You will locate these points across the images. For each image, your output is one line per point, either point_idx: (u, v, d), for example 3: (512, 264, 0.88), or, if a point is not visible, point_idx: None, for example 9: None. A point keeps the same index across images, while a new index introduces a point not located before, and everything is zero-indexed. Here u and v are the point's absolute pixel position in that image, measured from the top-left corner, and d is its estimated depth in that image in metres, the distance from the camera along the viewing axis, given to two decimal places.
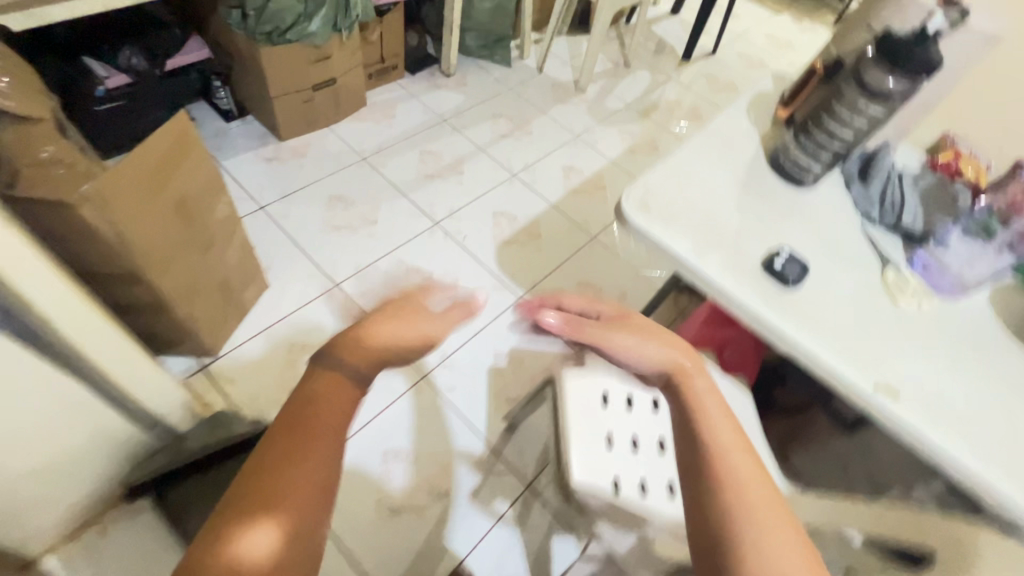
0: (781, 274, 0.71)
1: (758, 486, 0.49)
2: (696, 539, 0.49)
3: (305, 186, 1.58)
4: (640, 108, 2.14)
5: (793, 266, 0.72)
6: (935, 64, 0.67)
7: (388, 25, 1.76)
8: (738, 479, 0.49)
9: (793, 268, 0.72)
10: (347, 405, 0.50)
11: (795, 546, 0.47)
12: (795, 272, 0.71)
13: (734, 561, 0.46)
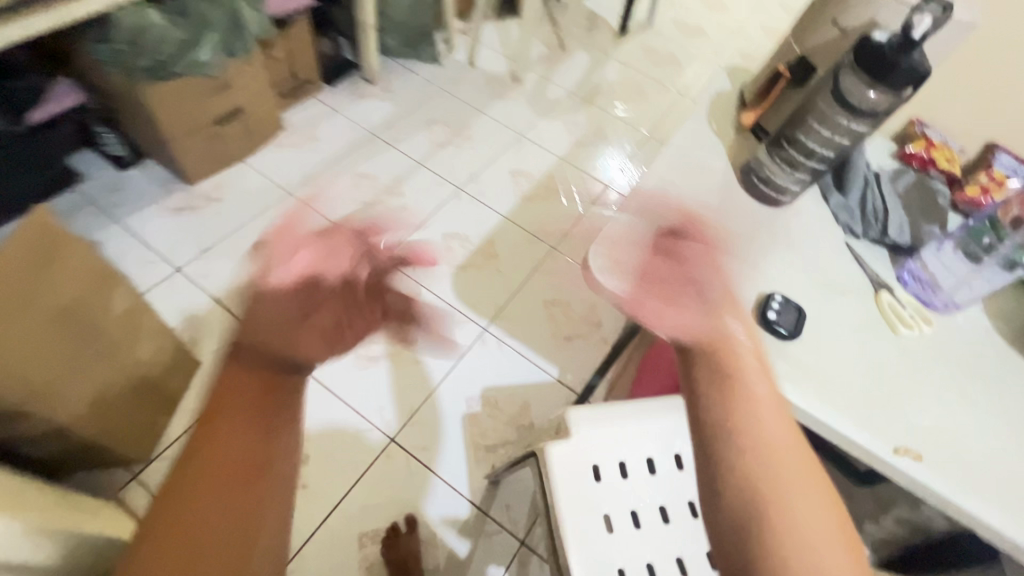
0: (777, 323, 0.63)
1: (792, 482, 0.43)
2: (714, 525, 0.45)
3: (227, 235, 1.40)
4: (583, 95, 2.02)
5: (789, 314, 0.64)
6: (922, 74, 0.59)
7: (295, 36, 1.57)
8: (773, 445, 0.44)
9: (789, 317, 0.64)
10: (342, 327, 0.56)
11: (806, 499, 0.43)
12: (791, 321, 0.64)
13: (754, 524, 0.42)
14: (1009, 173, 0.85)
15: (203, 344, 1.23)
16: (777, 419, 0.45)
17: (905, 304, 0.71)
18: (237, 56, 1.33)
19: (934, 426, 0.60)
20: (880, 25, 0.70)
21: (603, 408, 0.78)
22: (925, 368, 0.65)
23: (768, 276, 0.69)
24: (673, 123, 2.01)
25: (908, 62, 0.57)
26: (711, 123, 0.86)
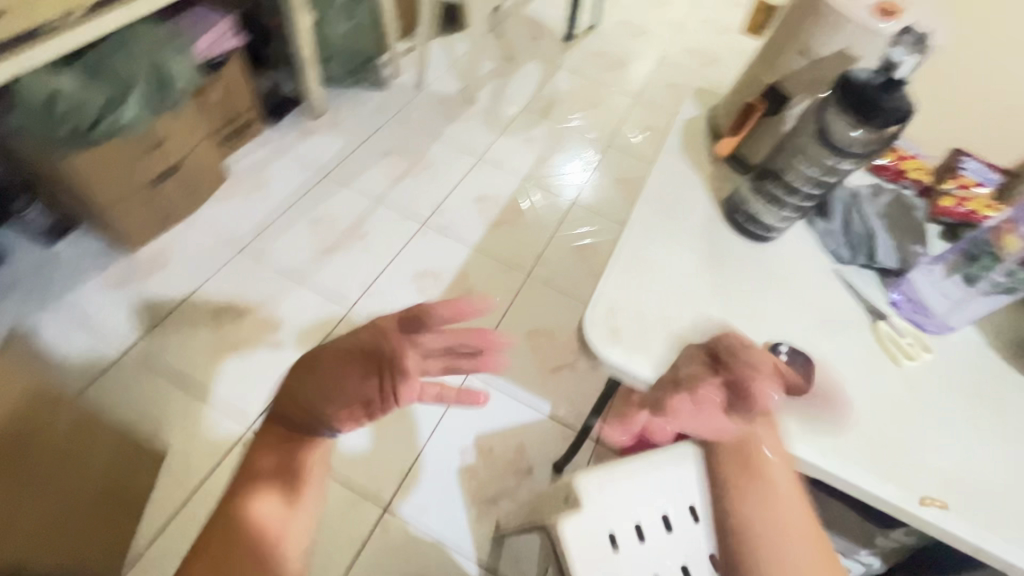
0: (786, 379, 0.61)
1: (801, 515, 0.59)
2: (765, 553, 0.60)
3: (179, 303, 1.29)
4: (539, 108, 1.97)
5: (797, 366, 0.62)
6: (908, 111, 0.57)
7: (231, 78, 1.46)
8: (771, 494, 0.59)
9: (796, 369, 0.62)
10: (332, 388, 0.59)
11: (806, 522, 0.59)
12: (798, 374, 0.62)
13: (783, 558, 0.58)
14: (979, 179, 0.85)
15: (166, 430, 1.13)
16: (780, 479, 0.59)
17: (903, 332, 0.70)
18: (168, 111, 1.23)
19: (951, 465, 0.59)
20: (852, 54, 0.69)
21: (609, 470, 0.75)
22: (934, 400, 0.64)
23: (768, 323, 0.67)
24: (631, 129, 1.99)
25: (892, 103, 0.56)
26: (687, 155, 0.83)
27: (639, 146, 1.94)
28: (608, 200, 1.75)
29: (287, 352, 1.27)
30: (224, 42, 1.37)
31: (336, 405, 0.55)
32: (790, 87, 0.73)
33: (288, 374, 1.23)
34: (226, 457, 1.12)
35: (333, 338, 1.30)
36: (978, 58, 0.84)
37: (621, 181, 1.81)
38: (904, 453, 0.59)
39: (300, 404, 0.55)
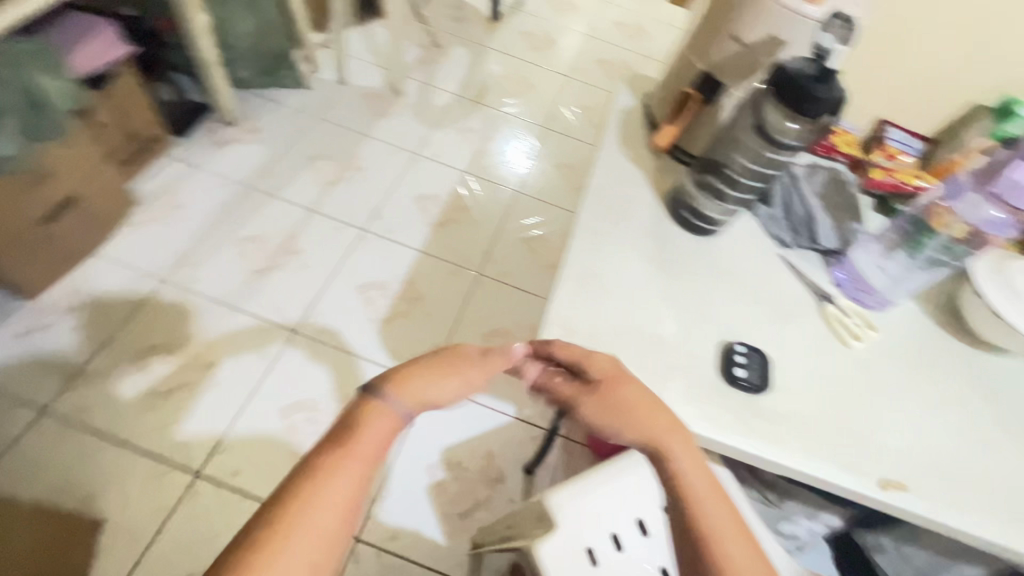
0: (746, 380, 0.61)
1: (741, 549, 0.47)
2: None
3: (97, 350, 1.17)
4: (471, 96, 1.90)
5: (754, 364, 0.63)
6: (842, 102, 0.55)
7: (122, 93, 1.31)
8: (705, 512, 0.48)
9: (754, 367, 0.63)
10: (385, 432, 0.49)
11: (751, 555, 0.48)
12: (757, 373, 0.62)
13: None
14: (903, 147, 0.88)
15: (98, 497, 1.02)
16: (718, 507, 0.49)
17: (850, 313, 0.71)
18: (48, 139, 1.09)
19: (904, 443, 0.61)
20: (779, 39, 0.66)
21: (581, 481, 0.74)
22: (882, 379, 0.66)
23: (722, 322, 0.67)
24: (567, 110, 1.95)
25: (828, 93, 0.54)
26: (626, 149, 0.81)
27: (576, 128, 1.90)
28: (551, 187, 1.71)
29: (228, 389, 1.17)
30: (105, 52, 1.23)
31: (446, 392, 0.53)
32: (722, 74, 0.71)
33: (233, 413, 1.14)
34: (173, 514, 1.03)
35: (278, 367, 1.22)
36: (896, 28, 0.84)
37: (563, 166, 1.78)
38: (861, 438, 0.60)
39: (406, 388, 0.50)
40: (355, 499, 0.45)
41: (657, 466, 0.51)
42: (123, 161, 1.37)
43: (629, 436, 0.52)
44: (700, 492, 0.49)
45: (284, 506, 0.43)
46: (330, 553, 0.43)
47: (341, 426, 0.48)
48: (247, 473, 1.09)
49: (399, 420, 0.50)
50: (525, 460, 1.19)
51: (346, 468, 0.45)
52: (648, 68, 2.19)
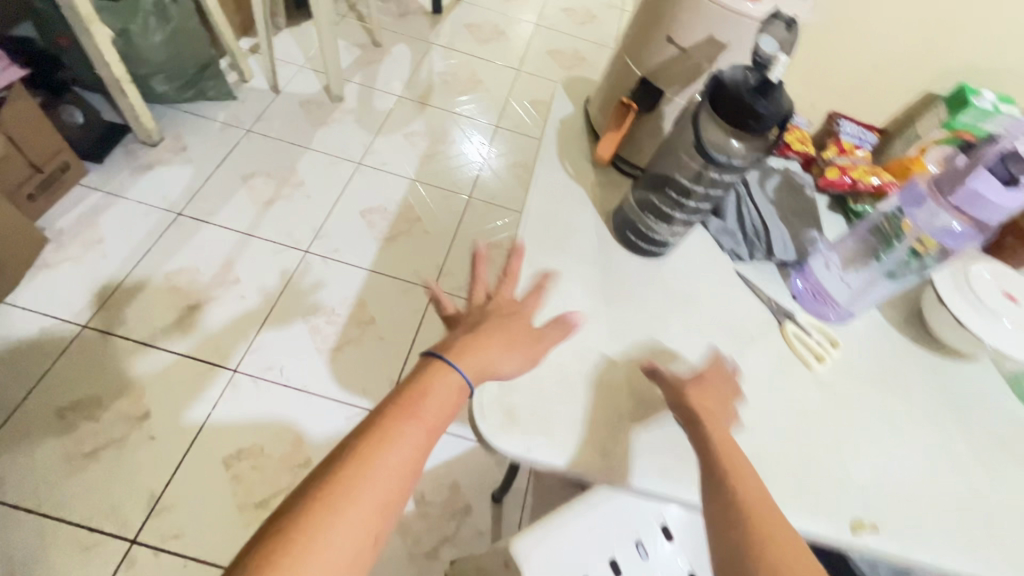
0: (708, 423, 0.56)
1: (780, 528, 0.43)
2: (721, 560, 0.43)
3: (13, 413, 1.07)
4: (416, 97, 1.80)
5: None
6: (789, 115, 0.49)
7: (14, 121, 1.17)
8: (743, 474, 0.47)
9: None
10: (443, 405, 0.45)
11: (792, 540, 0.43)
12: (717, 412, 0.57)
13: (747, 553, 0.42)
14: (855, 142, 0.83)
15: None
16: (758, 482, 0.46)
17: (811, 331, 0.66)
18: None
19: (872, 474, 0.57)
20: (720, 41, 0.60)
21: (545, 524, 0.66)
22: (848, 403, 0.62)
23: (675, 356, 0.61)
24: (518, 105, 1.87)
25: (771, 107, 0.48)
26: (565, 165, 0.74)
27: (529, 124, 1.83)
28: (506, 189, 1.64)
29: (165, 441, 1.09)
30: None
31: (510, 364, 0.51)
32: (661, 82, 0.65)
33: (173, 468, 1.07)
34: None
35: (219, 411, 1.14)
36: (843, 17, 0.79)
37: (517, 166, 1.71)
38: (827, 474, 0.56)
39: (471, 358, 0.49)
40: (416, 463, 0.42)
41: (697, 427, 0.50)
42: (29, 197, 1.24)
43: (681, 402, 0.52)
44: (731, 454, 0.48)
45: (343, 465, 0.40)
46: (387, 517, 0.40)
47: (405, 390, 0.45)
48: (191, 533, 1.01)
49: (462, 387, 0.47)
50: (492, 487, 1.13)
51: (406, 431, 0.42)
52: (599, 57, 2.12)
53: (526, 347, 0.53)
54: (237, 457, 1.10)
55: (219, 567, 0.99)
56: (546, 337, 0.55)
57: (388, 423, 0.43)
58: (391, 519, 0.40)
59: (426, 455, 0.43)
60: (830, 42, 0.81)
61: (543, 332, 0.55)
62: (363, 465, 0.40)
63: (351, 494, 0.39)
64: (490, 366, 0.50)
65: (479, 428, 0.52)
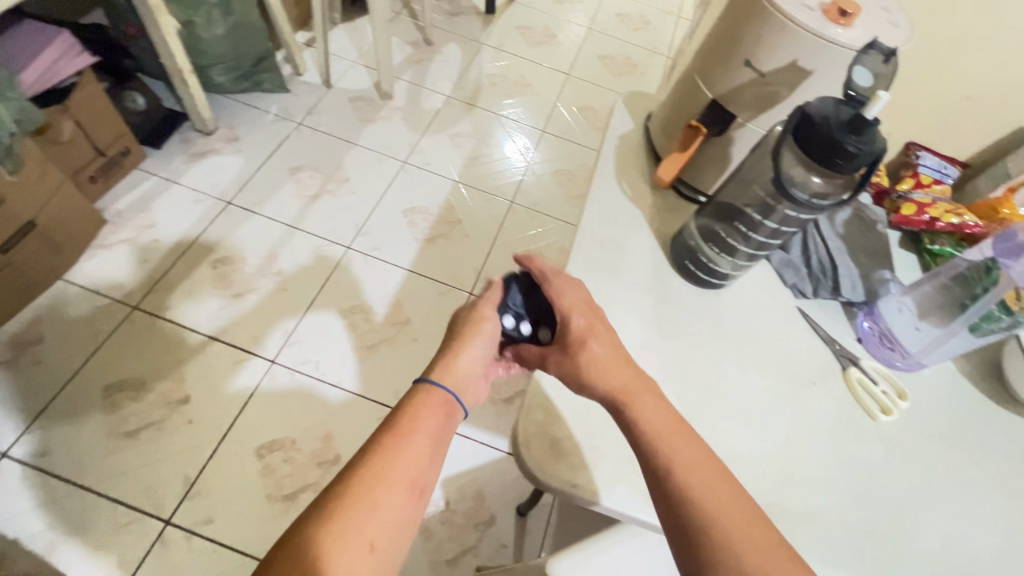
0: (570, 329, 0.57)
1: (729, 508, 0.42)
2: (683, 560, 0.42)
3: (62, 388, 1.11)
4: (464, 97, 1.79)
5: (523, 305, 0.57)
6: (882, 156, 0.46)
7: (82, 106, 1.21)
8: (681, 461, 0.44)
9: (536, 297, 0.57)
10: (438, 420, 0.48)
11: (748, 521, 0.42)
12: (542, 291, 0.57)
13: (705, 551, 0.41)
14: (936, 175, 0.78)
15: (61, 550, 0.97)
16: (698, 462, 0.44)
17: (877, 378, 0.62)
18: None
19: (940, 543, 0.53)
20: (804, 67, 0.56)
21: (586, 547, 0.64)
22: (916, 462, 0.58)
23: (730, 397, 0.58)
24: (566, 111, 1.84)
25: (864, 146, 0.45)
26: (623, 185, 0.72)
27: (576, 130, 1.80)
28: (548, 196, 1.62)
29: (202, 426, 1.11)
30: (69, 62, 1.16)
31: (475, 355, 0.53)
32: (734, 107, 0.62)
33: (208, 454, 1.09)
34: (141, 568, 0.97)
35: (255, 401, 1.16)
36: (932, 42, 0.74)
37: (561, 173, 1.68)
38: (890, 540, 0.52)
39: (444, 367, 0.51)
40: (416, 475, 0.44)
41: (624, 414, 0.48)
42: (90, 178, 1.29)
43: (596, 388, 0.49)
44: (663, 432, 0.46)
45: (347, 483, 0.42)
46: (396, 534, 0.42)
47: (401, 408, 0.48)
48: (220, 520, 1.03)
49: (449, 400, 0.49)
50: (517, 501, 1.12)
51: (401, 449, 0.44)
52: (651, 65, 2.07)
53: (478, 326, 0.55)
54: (270, 448, 1.11)
55: (246, 556, 1.01)
56: (484, 305, 0.56)
57: (388, 440, 0.45)
58: (399, 535, 0.42)
59: (427, 468, 0.45)
60: (914, 68, 0.76)
61: (480, 304, 0.56)
62: (366, 482, 0.42)
63: (353, 517, 0.41)
64: (466, 371, 0.52)
65: (525, 459, 0.50)
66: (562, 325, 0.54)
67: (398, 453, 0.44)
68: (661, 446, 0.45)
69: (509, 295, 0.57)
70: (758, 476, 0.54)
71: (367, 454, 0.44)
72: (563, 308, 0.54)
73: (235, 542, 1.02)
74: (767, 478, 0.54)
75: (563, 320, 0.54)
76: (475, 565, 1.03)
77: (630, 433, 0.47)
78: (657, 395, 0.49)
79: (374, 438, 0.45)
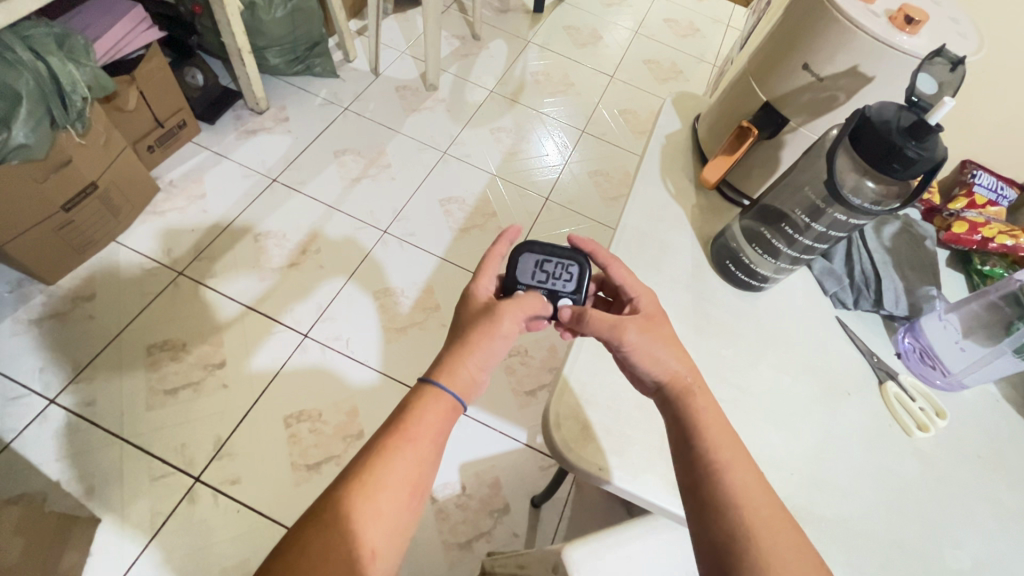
0: (577, 299, 0.61)
1: (770, 515, 0.44)
2: (714, 555, 0.44)
3: (109, 344, 1.17)
4: (507, 93, 1.81)
5: (536, 279, 0.61)
6: (941, 164, 0.45)
7: (147, 78, 1.27)
8: (728, 459, 0.46)
9: (544, 270, 0.62)
10: (438, 424, 0.50)
11: (785, 529, 0.44)
12: (550, 267, 0.62)
13: (743, 549, 0.43)
14: (990, 196, 0.77)
15: (97, 497, 1.01)
16: (745, 465, 0.46)
17: (915, 395, 0.61)
18: (71, 126, 1.07)
19: (972, 564, 0.52)
20: (865, 73, 0.56)
21: (602, 538, 0.65)
22: (952, 481, 0.57)
23: (762, 399, 0.58)
24: (607, 113, 1.85)
25: (925, 152, 0.44)
26: (667, 183, 0.72)
27: (616, 132, 1.80)
28: (584, 196, 1.62)
29: (234, 392, 1.16)
30: (139, 35, 1.23)
31: (486, 355, 0.53)
32: (787, 111, 0.62)
33: (238, 418, 1.13)
34: (169, 520, 1.02)
35: (286, 373, 1.19)
36: (998, 58, 0.72)
37: (598, 173, 1.68)
38: (920, 556, 0.52)
39: (451, 373, 0.51)
40: (415, 476, 0.47)
41: (676, 406, 0.49)
42: (148, 148, 1.35)
43: (662, 370, 0.50)
44: (715, 433, 0.47)
45: (348, 483, 0.46)
46: (392, 532, 0.46)
47: (402, 409, 0.50)
48: (247, 482, 1.07)
49: (452, 405, 0.51)
50: (533, 492, 1.12)
51: (403, 452, 0.47)
52: (697, 72, 2.06)
53: (489, 337, 0.53)
54: (297, 418, 1.15)
55: (269, 519, 1.04)
56: (503, 313, 0.54)
57: (386, 443, 0.48)
58: (397, 533, 0.46)
59: (427, 469, 0.48)
60: (976, 84, 0.75)
61: (500, 310, 0.54)
62: (366, 484, 0.46)
63: (356, 512, 0.45)
64: (471, 377, 0.52)
65: (553, 439, 0.51)
66: (633, 303, 0.56)
67: (395, 457, 0.47)
68: (711, 444, 0.47)
69: (516, 270, 0.61)
70: (785, 478, 0.54)
71: (368, 455, 0.47)
72: (635, 289, 0.57)
73: (259, 504, 1.05)
74: (795, 481, 0.54)
75: (633, 298, 0.57)
76: (487, 550, 1.04)
77: (679, 423, 0.49)
78: (714, 399, 0.51)
79: (375, 438, 0.48)
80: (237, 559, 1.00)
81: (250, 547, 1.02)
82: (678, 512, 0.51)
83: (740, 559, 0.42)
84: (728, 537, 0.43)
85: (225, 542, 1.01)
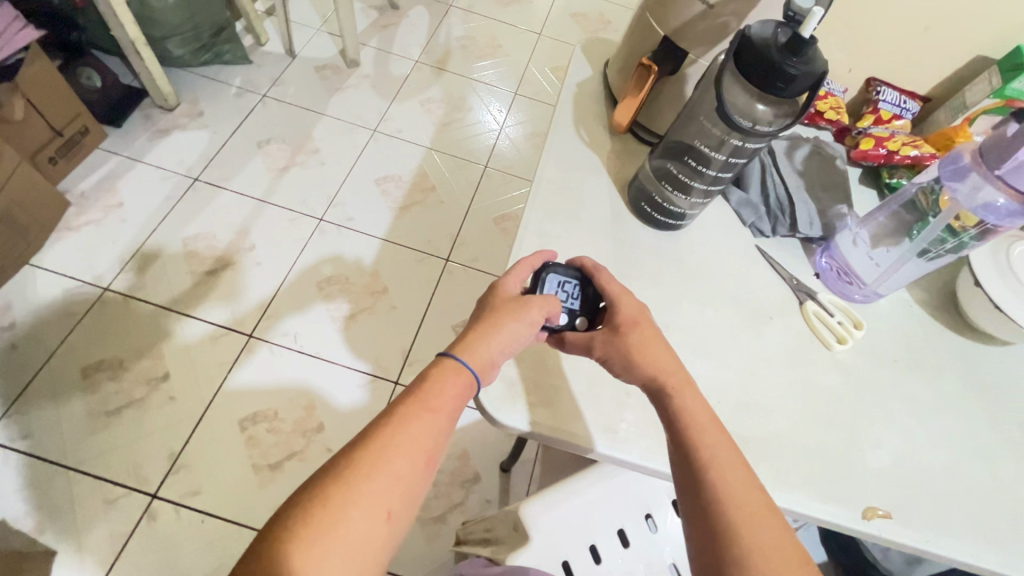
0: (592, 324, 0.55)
1: (757, 511, 0.43)
2: (700, 551, 0.43)
3: (39, 371, 1.10)
4: (434, 62, 1.75)
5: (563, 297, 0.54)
6: (822, 77, 0.46)
7: (32, 83, 1.17)
8: (717, 458, 0.45)
9: (565, 292, 0.54)
10: (457, 396, 0.46)
11: (771, 525, 0.43)
12: (573, 290, 0.54)
13: (729, 544, 0.42)
14: (895, 111, 0.78)
15: (50, 529, 0.98)
16: (735, 464, 0.45)
17: (833, 310, 0.63)
18: None
19: (891, 461, 0.55)
20: None
21: (558, 490, 0.66)
22: (870, 385, 0.59)
23: (687, 333, 0.59)
24: (539, 72, 1.81)
25: (803, 68, 0.45)
26: (581, 131, 0.71)
27: (550, 92, 1.77)
28: (523, 160, 1.60)
29: (183, 403, 1.12)
30: (13, 36, 1.11)
31: (508, 339, 0.49)
32: (686, 43, 0.61)
33: (190, 428, 1.10)
34: (131, 540, 0.99)
35: (236, 376, 1.16)
36: None
37: (534, 135, 1.66)
38: (842, 459, 0.54)
39: (475, 347, 0.48)
40: (434, 448, 0.44)
41: (662, 405, 0.48)
42: (49, 160, 1.26)
43: (635, 374, 0.49)
44: (701, 430, 0.46)
45: (364, 444, 0.42)
46: (406, 499, 0.42)
47: (421, 376, 0.47)
48: (207, 491, 1.05)
49: (472, 380, 0.47)
50: (501, 458, 1.14)
51: (425, 421, 0.44)
52: (625, 20, 2.02)
53: (517, 319, 0.49)
54: (253, 420, 1.12)
55: (237, 523, 1.03)
56: (534, 300, 0.51)
57: (404, 406, 0.44)
58: (412, 501, 0.42)
59: (444, 442, 0.45)
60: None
61: (530, 298, 0.51)
62: (385, 444, 0.42)
63: (369, 474, 0.41)
64: (494, 353, 0.48)
65: (482, 400, 0.52)
66: (611, 307, 0.53)
67: (412, 421, 0.43)
68: (698, 444, 0.45)
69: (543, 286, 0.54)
70: (716, 406, 0.55)
71: (385, 418, 0.43)
72: (614, 292, 0.53)
73: (224, 511, 1.04)
74: (724, 407, 0.55)
75: (612, 304, 0.53)
76: (461, 519, 1.06)
77: (667, 421, 0.48)
78: (701, 394, 0.49)
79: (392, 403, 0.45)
80: (208, 568, 0.99)
81: (220, 554, 1.00)
82: (612, 454, 0.52)
83: (723, 555, 0.42)
84: (713, 534, 0.43)
85: (192, 553, 1.00)
